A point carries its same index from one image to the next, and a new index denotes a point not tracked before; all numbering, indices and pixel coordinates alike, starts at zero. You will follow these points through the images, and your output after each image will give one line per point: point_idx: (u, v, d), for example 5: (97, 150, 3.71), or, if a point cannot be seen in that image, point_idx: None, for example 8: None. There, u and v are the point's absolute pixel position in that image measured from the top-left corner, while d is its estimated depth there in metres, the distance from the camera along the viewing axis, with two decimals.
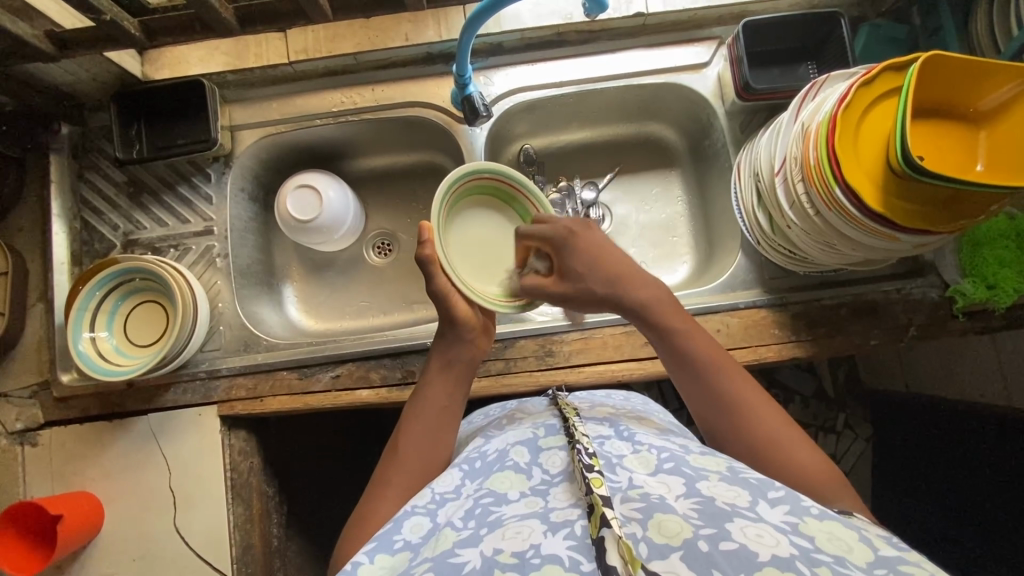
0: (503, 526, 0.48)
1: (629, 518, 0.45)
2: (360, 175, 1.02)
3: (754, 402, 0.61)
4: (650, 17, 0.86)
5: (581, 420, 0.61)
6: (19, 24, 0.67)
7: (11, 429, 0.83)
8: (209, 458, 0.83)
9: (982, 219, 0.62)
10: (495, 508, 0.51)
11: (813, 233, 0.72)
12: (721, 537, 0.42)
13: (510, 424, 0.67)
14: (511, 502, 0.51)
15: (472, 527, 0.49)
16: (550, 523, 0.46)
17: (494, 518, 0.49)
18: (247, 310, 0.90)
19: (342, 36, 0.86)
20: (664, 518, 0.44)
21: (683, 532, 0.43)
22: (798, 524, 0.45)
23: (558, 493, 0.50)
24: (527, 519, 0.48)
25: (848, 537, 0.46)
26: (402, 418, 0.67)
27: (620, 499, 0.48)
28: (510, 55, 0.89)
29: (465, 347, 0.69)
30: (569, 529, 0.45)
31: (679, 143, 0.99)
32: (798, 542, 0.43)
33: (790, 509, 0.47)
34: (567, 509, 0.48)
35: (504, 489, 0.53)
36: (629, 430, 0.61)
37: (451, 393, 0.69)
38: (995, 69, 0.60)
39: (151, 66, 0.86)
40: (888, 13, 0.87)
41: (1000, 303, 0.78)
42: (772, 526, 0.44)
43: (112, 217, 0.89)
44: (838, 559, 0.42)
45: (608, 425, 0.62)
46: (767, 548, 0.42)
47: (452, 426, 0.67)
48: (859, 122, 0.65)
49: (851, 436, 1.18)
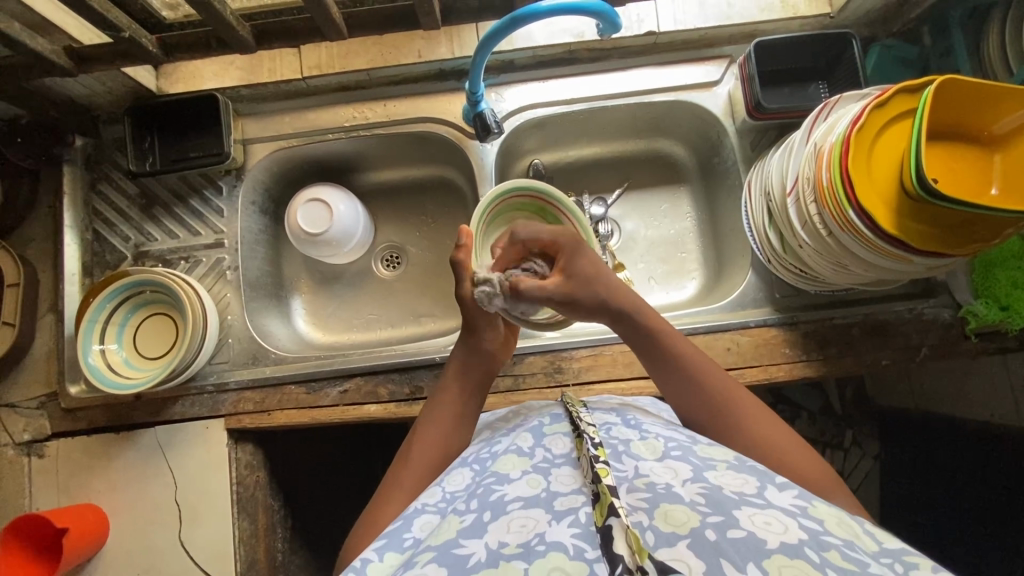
0: (507, 515, 0.47)
1: (635, 507, 0.45)
2: (370, 189, 1.02)
3: (751, 414, 0.61)
4: (660, 35, 0.86)
5: (588, 411, 0.60)
6: (37, 40, 0.68)
7: (18, 439, 0.84)
8: (216, 471, 0.83)
9: (996, 243, 0.62)
10: (497, 488, 0.51)
11: (825, 253, 0.71)
12: (729, 525, 0.42)
13: (515, 417, 0.66)
14: (514, 482, 0.51)
15: (476, 512, 0.49)
16: (554, 511, 0.46)
17: (497, 500, 0.49)
18: (256, 323, 0.90)
19: (355, 52, 0.87)
20: (671, 509, 0.44)
21: (690, 522, 0.42)
22: (807, 508, 0.45)
23: (562, 476, 0.50)
24: (530, 509, 0.47)
25: (857, 528, 0.45)
26: (416, 426, 0.68)
27: (626, 488, 0.47)
28: (522, 71, 0.90)
29: (485, 355, 0.72)
30: (574, 516, 0.44)
31: (689, 159, 1.00)
32: (808, 525, 0.43)
33: (798, 494, 0.48)
34: (572, 496, 0.47)
35: (507, 471, 0.53)
36: (636, 419, 0.60)
37: (465, 400, 0.69)
38: (1009, 94, 0.60)
39: (167, 79, 0.87)
40: (899, 33, 0.87)
41: (1014, 326, 0.78)
42: (781, 511, 0.44)
43: (124, 228, 0.90)
44: (847, 542, 0.42)
45: (616, 414, 0.62)
46: (775, 535, 0.41)
47: (465, 432, 0.67)
48: (872, 144, 0.65)
49: (860, 453, 1.16)
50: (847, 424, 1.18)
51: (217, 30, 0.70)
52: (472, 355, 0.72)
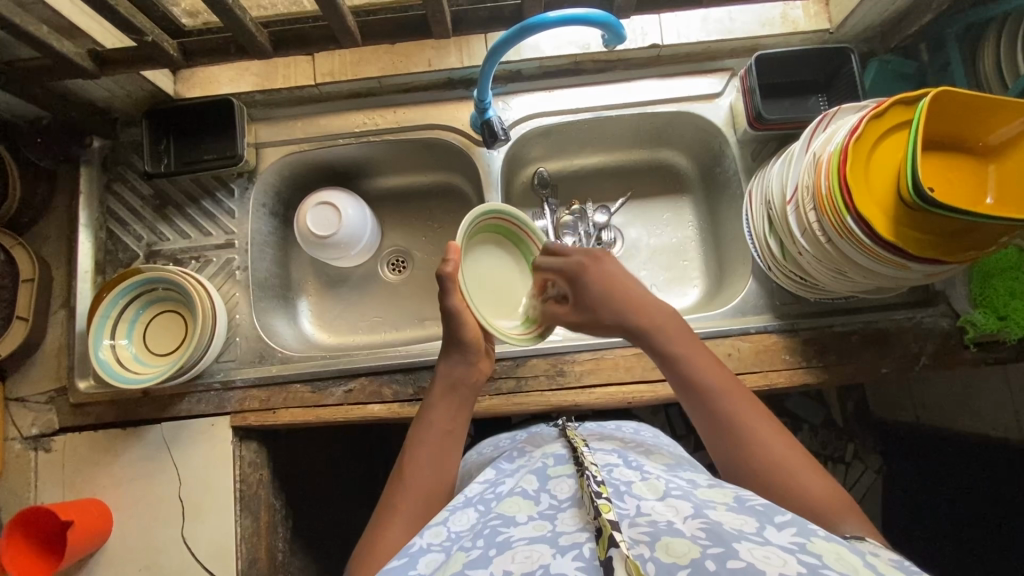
0: (513, 549, 0.48)
1: (636, 540, 0.46)
2: (378, 194, 1.04)
3: (763, 426, 0.62)
4: (665, 48, 0.89)
5: (590, 450, 0.62)
6: (63, 42, 0.70)
7: (27, 434, 0.85)
8: (220, 468, 0.83)
9: (993, 250, 0.63)
10: (503, 530, 0.52)
11: (825, 260, 0.73)
12: (727, 556, 0.43)
13: (521, 456, 0.67)
14: (519, 525, 0.52)
15: (481, 548, 0.50)
16: (559, 546, 0.47)
17: (503, 540, 0.50)
18: (264, 322, 0.91)
19: (367, 60, 0.89)
20: (673, 543, 0.45)
21: (690, 553, 0.43)
22: (807, 544, 0.45)
23: (567, 518, 0.51)
24: (535, 544, 0.48)
25: (856, 563, 0.45)
26: (409, 443, 0.68)
27: (628, 523, 0.48)
28: (530, 81, 0.92)
29: (469, 370, 0.72)
30: (578, 551, 0.46)
31: (692, 170, 1.01)
32: (806, 559, 0.43)
33: (797, 531, 0.47)
34: (575, 533, 0.48)
35: (512, 513, 0.54)
36: (638, 461, 0.61)
37: (454, 417, 0.70)
38: (1003, 106, 0.62)
39: (184, 84, 0.90)
40: (897, 49, 0.89)
41: (1013, 334, 0.79)
42: (779, 547, 0.44)
43: (137, 228, 0.92)
44: (846, 574, 0.42)
45: (617, 455, 0.63)
46: (774, 567, 0.41)
47: (455, 451, 0.68)
48: (870, 154, 0.67)
49: (861, 467, 1.17)
50: (848, 438, 1.19)
51: (237, 35, 0.73)
52: (458, 370, 0.71)
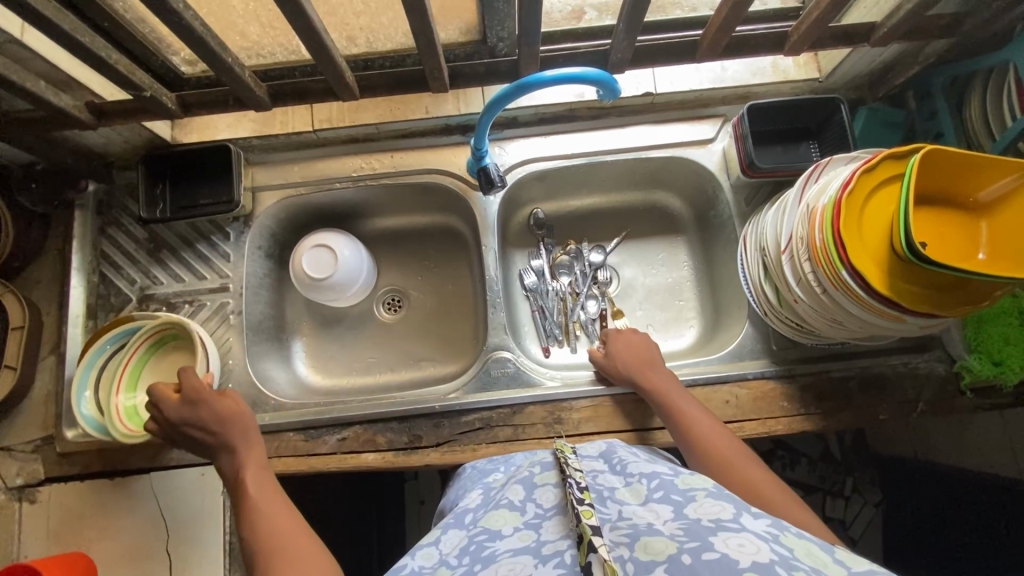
0: (497, 563, 0.48)
1: (616, 542, 0.46)
2: (374, 234, 1.04)
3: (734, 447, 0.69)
4: (658, 96, 0.90)
5: (577, 456, 0.61)
6: (60, 96, 0.71)
7: (10, 484, 0.82)
8: (210, 521, 0.82)
9: (986, 304, 0.63)
10: (489, 544, 0.51)
11: (821, 310, 0.73)
12: (704, 548, 0.42)
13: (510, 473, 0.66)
14: (505, 538, 0.51)
15: (467, 564, 0.49)
16: (541, 555, 0.47)
17: (488, 555, 0.49)
18: (258, 368, 0.90)
19: (364, 108, 0.91)
20: (652, 540, 0.44)
21: (668, 549, 0.43)
22: (779, 535, 0.45)
23: (551, 526, 0.51)
24: (519, 556, 0.48)
25: (825, 557, 0.44)
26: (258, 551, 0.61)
27: (610, 528, 0.48)
28: (525, 127, 0.93)
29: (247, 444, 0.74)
30: (559, 558, 0.46)
31: (685, 211, 1.02)
32: (778, 549, 0.43)
33: (771, 522, 0.47)
34: (557, 541, 0.48)
35: (498, 527, 0.53)
36: (623, 461, 0.62)
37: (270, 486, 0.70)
38: (990, 163, 0.63)
39: (182, 130, 0.91)
40: (885, 98, 0.91)
41: (1009, 380, 0.79)
42: (755, 535, 0.44)
43: (130, 272, 0.91)
44: (815, 569, 0.42)
45: (603, 459, 0.63)
46: (748, 556, 0.41)
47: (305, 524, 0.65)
48: (863, 207, 0.67)
49: (860, 501, 1.14)
50: (847, 471, 1.16)
51: (235, 89, 0.73)
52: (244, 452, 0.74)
